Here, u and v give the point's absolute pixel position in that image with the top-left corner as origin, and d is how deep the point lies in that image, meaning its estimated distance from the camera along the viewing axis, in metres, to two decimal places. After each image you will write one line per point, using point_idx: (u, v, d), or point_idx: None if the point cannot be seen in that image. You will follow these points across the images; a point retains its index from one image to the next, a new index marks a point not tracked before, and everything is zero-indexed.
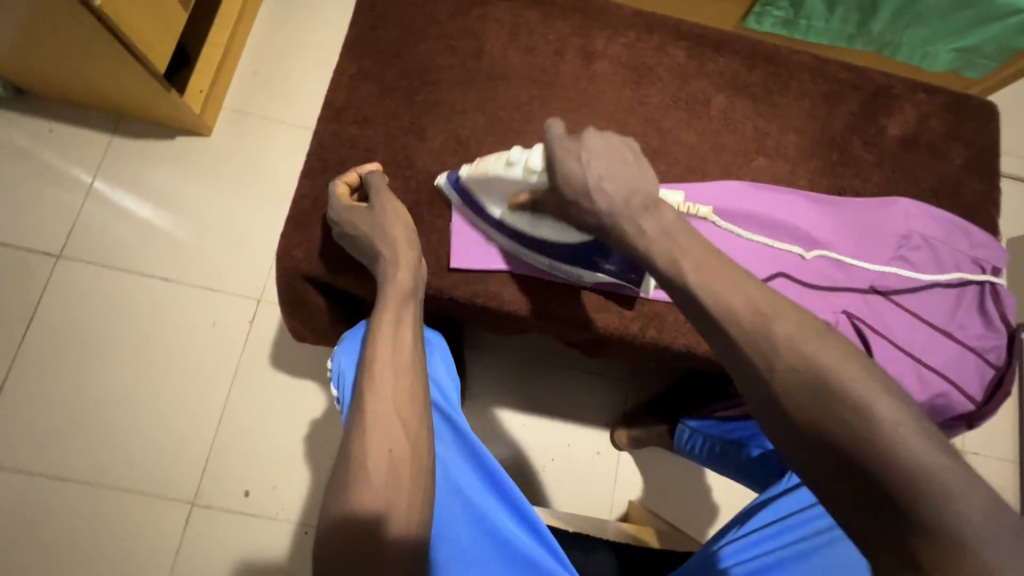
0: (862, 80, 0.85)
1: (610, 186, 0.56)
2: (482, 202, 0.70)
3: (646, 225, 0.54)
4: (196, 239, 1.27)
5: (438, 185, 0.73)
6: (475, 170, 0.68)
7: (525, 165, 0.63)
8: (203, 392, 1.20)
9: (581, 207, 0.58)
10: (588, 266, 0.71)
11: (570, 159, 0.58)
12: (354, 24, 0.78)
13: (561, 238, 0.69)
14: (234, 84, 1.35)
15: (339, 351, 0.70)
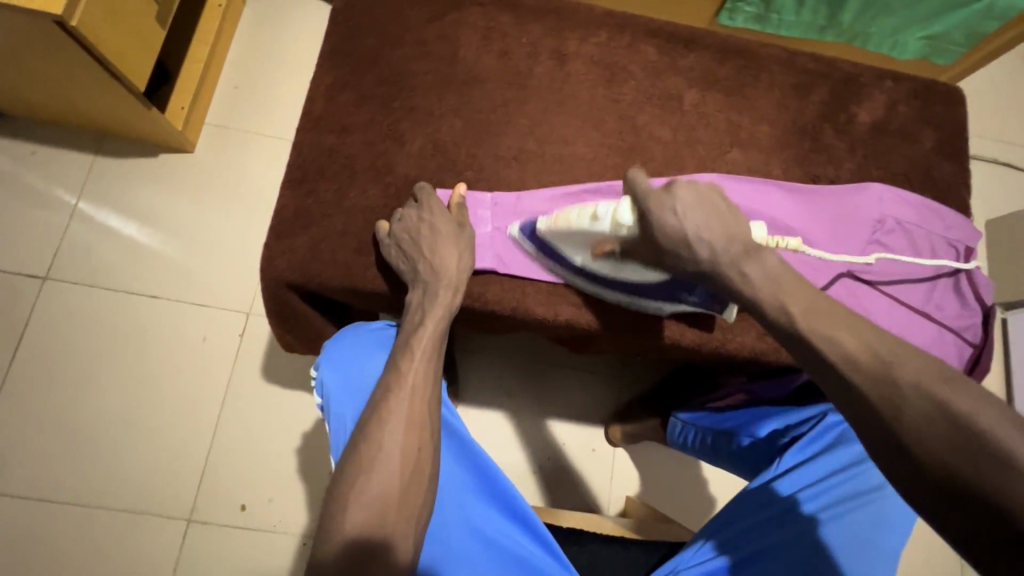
0: (830, 69, 0.86)
1: (711, 236, 0.56)
2: (563, 250, 0.71)
3: (748, 268, 0.54)
4: (184, 255, 1.27)
5: (512, 236, 0.73)
6: (554, 223, 0.68)
7: (614, 217, 0.62)
8: (196, 408, 1.20)
9: (682, 257, 0.58)
10: (671, 298, 0.71)
11: (664, 213, 0.57)
12: (329, 35, 0.79)
13: (648, 277, 0.69)
14: (215, 100, 1.36)
15: (323, 359, 0.71)
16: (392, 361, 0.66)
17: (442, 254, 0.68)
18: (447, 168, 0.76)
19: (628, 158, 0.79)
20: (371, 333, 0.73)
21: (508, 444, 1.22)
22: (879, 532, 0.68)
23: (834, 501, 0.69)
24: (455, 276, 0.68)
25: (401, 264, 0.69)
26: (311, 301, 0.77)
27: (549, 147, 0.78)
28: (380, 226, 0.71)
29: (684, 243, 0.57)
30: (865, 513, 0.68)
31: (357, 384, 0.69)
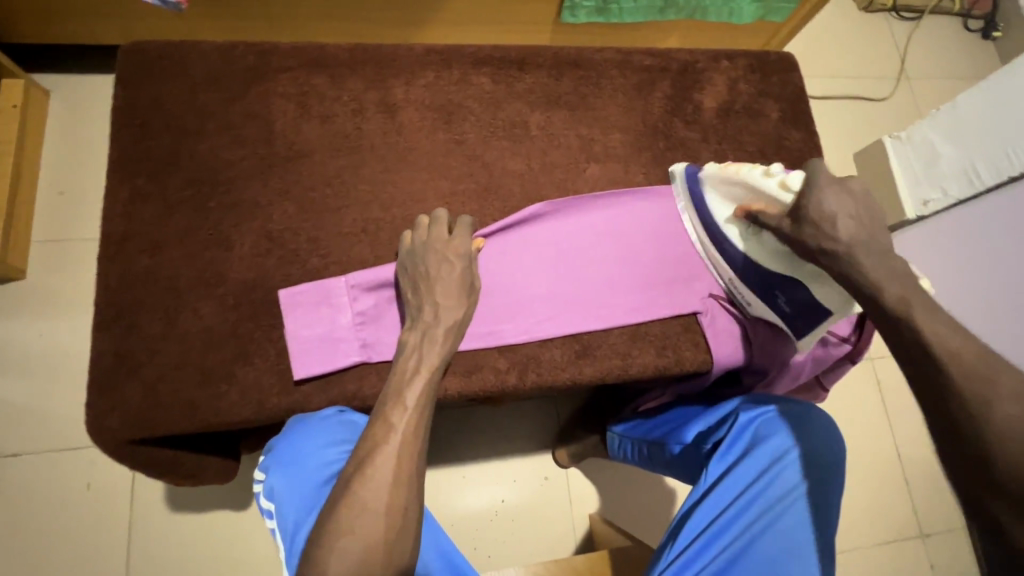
0: (667, 62, 0.85)
1: (856, 226, 0.56)
2: (712, 196, 0.72)
3: (881, 263, 0.55)
4: (41, 396, 1.11)
5: (678, 173, 0.77)
6: (721, 170, 0.69)
7: (784, 181, 0.62)
8: (98, 565, 1.05)
9: (818, 229, 0.57)
10: (766, 297, 0.71)
11: (827, 188, 0.57)
12: (116, 139, 0.69)
13: (765, 261, 0.68)
14: (37, 213, 1.18)
15: (269, 462, 0.59)
16: (381, 409, 0.56)
17: (450, 285, 0.64)
18: (288, 261, 0.68)
19: (486, 201, 0.75)
20: (330, 418, 0.61)
21: (459, 497, 1.16)
22: (815, 525, 0.66)
23: (763, 509, 0.67)
24: (459, 313, 0.63)
25: (407, 293, 0.65)
26: (171, 445, 0.67)
27: (399, 210, 0.72)
28: (403, 238, 0.67)
29: (828, 221, 0.57)
30: (796, 512, 0.67)
31: (319, 486, 0.56)
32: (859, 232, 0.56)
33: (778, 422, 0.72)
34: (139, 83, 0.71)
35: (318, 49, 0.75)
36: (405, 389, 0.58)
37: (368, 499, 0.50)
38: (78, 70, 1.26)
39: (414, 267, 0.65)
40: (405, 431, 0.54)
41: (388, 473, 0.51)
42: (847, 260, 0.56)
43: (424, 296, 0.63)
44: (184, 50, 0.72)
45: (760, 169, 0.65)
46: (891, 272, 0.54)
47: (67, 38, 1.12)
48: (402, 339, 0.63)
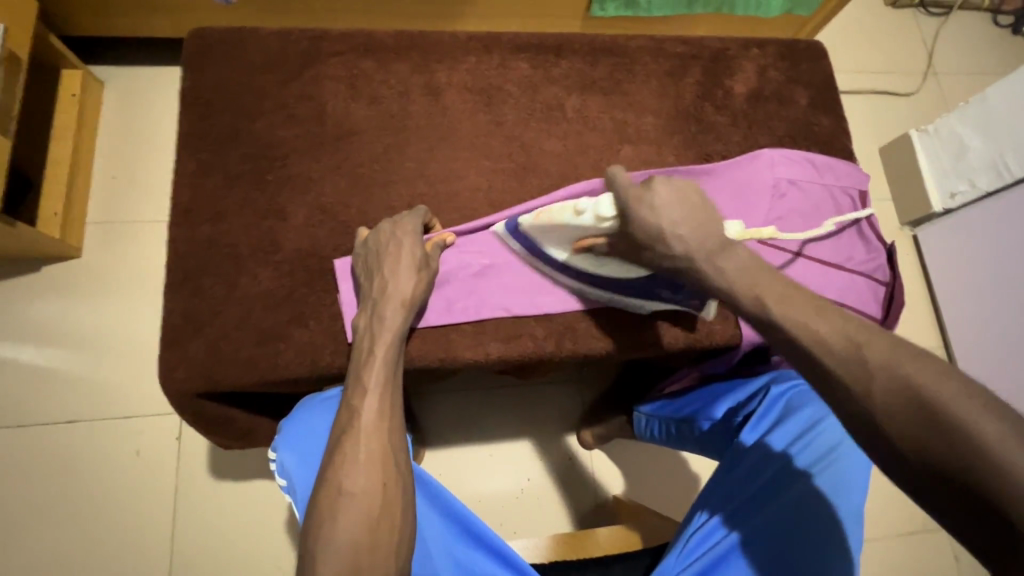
0: (698, 49, 0.88)
1: (686, 232, 0.55)
2: (540, 243, 0.71)
3: (723, 263, 0.55)
4: (95, 368, 1.17)
5: (496, 233, 0.74)
6: (536, 218, 0.68)
7: (596, 213, 0.60)
8: (146, 529, 1.11)
9: (655, 251, 0.57)
10: (647, 295, 0.72)
11: (642, 207, 0.56)
12: (183, 117, 0.74)
13: (629, 275, 0.69)
14: (92, 196, 1.26)
15: (279, 442, 0.64)
16: (348, 396, 0.60)
17: (401, 267, 0.66)
18: (341, 231, 0.72)
19: (525, 179, 0.79)
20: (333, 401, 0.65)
21: (484, 475, 1.19)
22: (832, 506, 0.68)
23: (776, 490, 0.69)
24: (409, 292, 0.65)
25: (360, 278, 0.67)
26: (229, 402, 0.72)
27: (443, 185, 0.76)
28: (359, 234, 0.70)
29: (660, 239, 0.56)
30: (817, 490, 0.68)
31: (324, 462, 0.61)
32: (694, 240, 0.55)
33: (797, 408, 0.74)
34: (202, 66, 0.76)
35: (367, 35, 0.80)
36: (365, 375, 0.60)
37: (358, 470, 0.55)
38: (132, 62, 1.33)
39: (368, 253, 0.67)
40: (370, 414, 0.58)
41: (365, 454, 0.56)
42: (692, 271, 0.56)
43: (380, 282, 0.65)
44: (243, 36, 0.77)
45: (571, 207, 0.63)
46: (738, 269, 0.54)
47: (123, 31, 1.19)
48: (360, 324, 0.65)
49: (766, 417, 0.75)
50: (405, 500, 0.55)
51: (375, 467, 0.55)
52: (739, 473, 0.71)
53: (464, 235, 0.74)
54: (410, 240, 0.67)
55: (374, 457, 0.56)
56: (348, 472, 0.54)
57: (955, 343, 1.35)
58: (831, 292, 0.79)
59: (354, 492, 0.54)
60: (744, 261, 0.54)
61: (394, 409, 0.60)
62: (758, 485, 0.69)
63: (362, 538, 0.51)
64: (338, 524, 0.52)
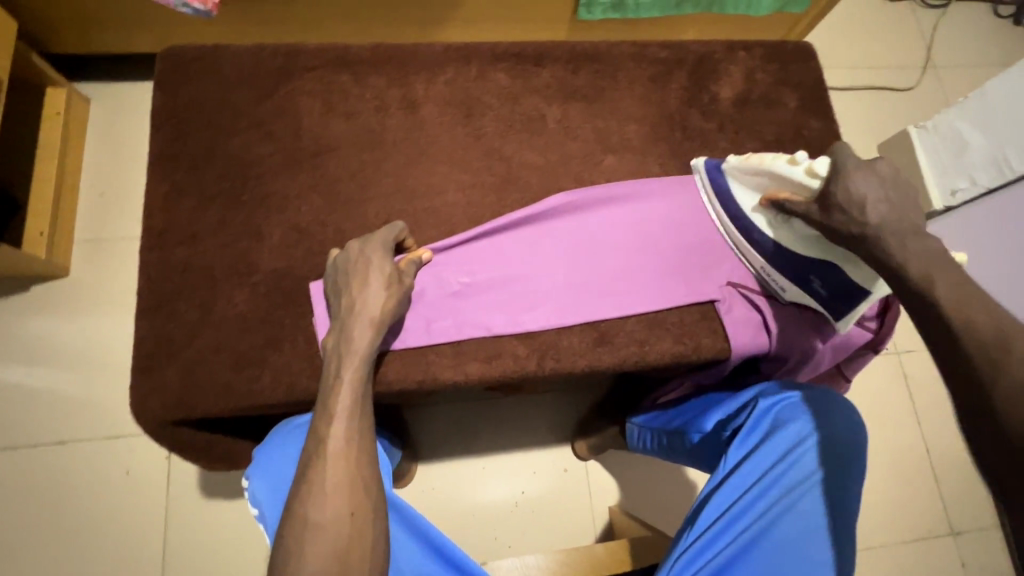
0: (683, 54, 0.86)
1: (885, 209, 0.58)
2: (734, 189, 0.73)
3: (910, 244, 0.56)
4: (84, 387, 1.17)
5: (694, 165, 0.78)
6: (743, 162, 0.70)
7: (810, 168, 0.62)
8: (137, 549, 1.10)
9: (847, 216, 0.59)
10: (799, 280, 0.72)
11: (860, 174, 0.59)
12: (155, 138, 0.73)
13: (797, 249, 0.69)
14: (79, 214, 1.25)
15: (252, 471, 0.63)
16: (315, 424, 0.58)
17: (372, 286, 0.64)
18: (316, 251, 0.71)
19: (505, 191, 0.77)
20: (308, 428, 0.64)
21: (478, 489, 1.18)
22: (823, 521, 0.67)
23: (765, 509, 0.67)
24: (379, 311, 0.63)
25: (330, 300, 0.65)
26: (206, 428, 0.70)
27: (421, 201, 0.75)
28: (330, 254, 0.68)
29: (858, 206, 0.58)
30: (805, 506, 0.67)
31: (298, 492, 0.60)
32: (889, 217, 0.57)
33: (787, 421, 0.71)
34: (175, 85, 0.75)
35: (342, 49, 0.78)
36: (333, 399, 0.58)
37: (325, 500, 0.53)
38: (117, 78, 1.32)
39: (337, 275, 0.66)
40: (337, 441, 0.56)
41: (331, 482, 0.54)
42: (875, 245, 0.57)
43: (348, 301, 0.63)
44: (216, 53, 0.76)
45: (786, 158, 0.64)
46: (923, 254, 0.55)
47: (106, 46, 1.18)
48: (329, 345, 0.63)
49: (756, 431, 0.72)
50: (377, 531, 0.54)
51: (343, 495, 0.53)
52: (728, 494, 0.68)
53: (441, 250, 0.72)
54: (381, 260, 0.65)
55: (342, 487, 0.54)
56: (314, 502, 0.53)
57: None
58: None
59: (321, 521, 0.52)
60: (929, 250, 0.55)
61: (363, 433, 0.58)
62: (748, 506, 0.67)
63: (328, 572, 0.50)
64: (304, 559, 0.50)
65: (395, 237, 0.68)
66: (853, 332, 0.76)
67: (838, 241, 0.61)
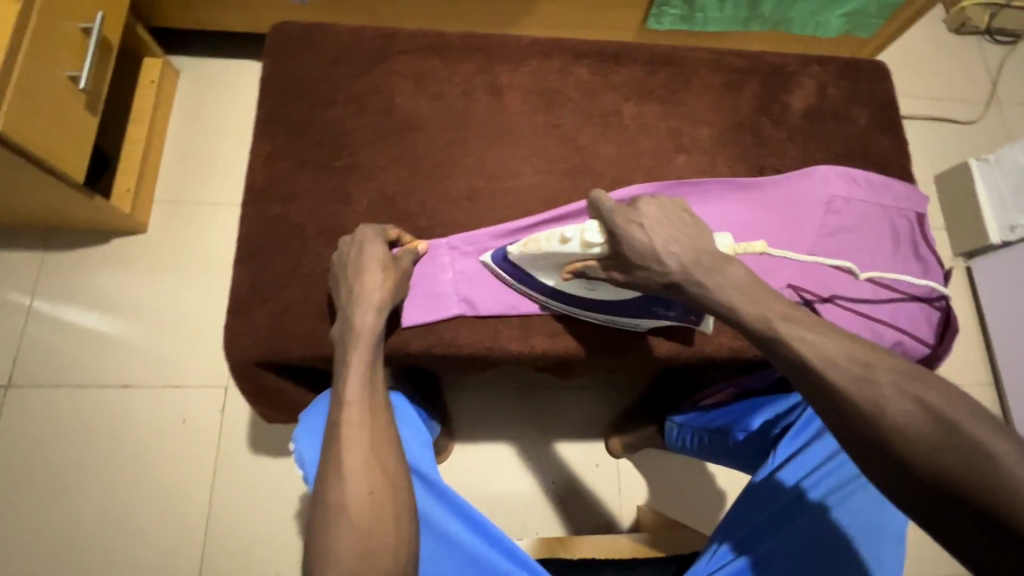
0: (758, 64, 0.89)
1: (679, 249, 0.56)
2: (533, 274, 0.70)
3: (722, 279, 0.54)
4: (151, 337, 1.24)
5: (484, 262, 0.74)
6: (526, 248, 0.67)
7: (583, 239, 0.61)
8: (185, 493, 1.16)
9: (648, 270, 0.57)
10: (647, 314, 0.71)
11: (632, 228, 0.57)
12: (261, 104, 0.79)
13: (616, 295, 0.69)
14: (161, 176, 1.33)
15: (299, 431, 0.70)
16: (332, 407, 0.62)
17: (371, 280, 0.66)
18: (400, 219, 0.75)
19: (578, 180, 0.80)
20: None
21: (509, 474, 1.20)
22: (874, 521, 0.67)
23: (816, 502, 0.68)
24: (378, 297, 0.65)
25: (333, 289, 0.68)
26: (283, 375, 0.75)
27: (499, 182, 0.79)
28: (337, 249, 0.70)
29: (653, 257, 0.56)
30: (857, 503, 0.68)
31: None
32: (687, 258, 0.56)
33: None
34: (282, 57, 0.81)
35: (436, 36, 0.83)
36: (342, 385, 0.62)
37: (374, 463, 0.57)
38: (207, 55, 1.41)
39: (337, 265, 0.69)
40: (353, 426, 0.60)
41: (351, 465, 0.58)
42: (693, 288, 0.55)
43: (352, 289, 0.66)
44: (320, 30, 0.82)
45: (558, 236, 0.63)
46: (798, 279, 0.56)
47: (202, 23, 1.26)
48: (338, 333, 0.66)
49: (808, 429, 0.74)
50: None
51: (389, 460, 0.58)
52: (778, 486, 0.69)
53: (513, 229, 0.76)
54: (374, 251, 0.68)
55: (370, 467, 0.59)
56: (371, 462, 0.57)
57: (1005, 382, 1.30)
58: (882, 313, 0.78)
59: None
60: (740, 280, 0.55)
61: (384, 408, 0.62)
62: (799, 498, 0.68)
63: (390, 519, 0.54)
64: None
65: (381, 233, 0.70)
66: (911, 345, 0.78)
67: (661, 291, 0.59)
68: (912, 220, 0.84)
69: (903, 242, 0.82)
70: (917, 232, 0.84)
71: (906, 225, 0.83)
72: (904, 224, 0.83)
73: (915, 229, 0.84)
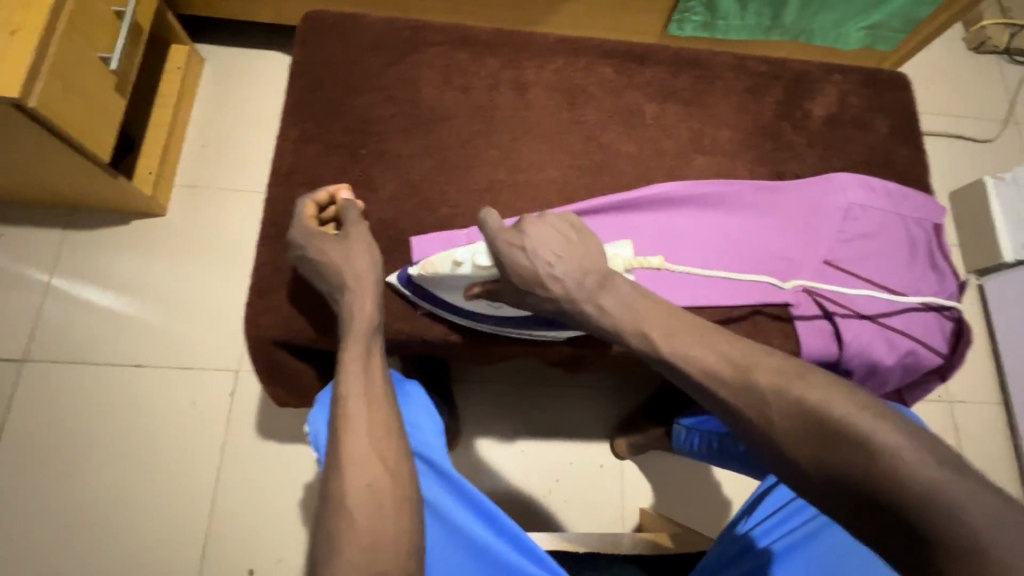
0: (781, 70, 0.90)
1: (563, 270, 0.57)
2: (435, 295, 0.71)
3: (605, 302, 0.56)
4: (165, 319, 1.25)
5: (390, 285, 0.72)
6: (422, 271, 0.68)
7: (475, 262, 0.63)
8: (191, 474, 1.16)
9: (539, 295, 0.59)
10: (553, 327, 0.72)
11: (515, 253, 0.58)
12: (291, 88, 0.80)
13: (519, 311, 0.71)
14: (183, 160, 1.35)
15: (316, 410, 0.71)
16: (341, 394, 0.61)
17: (357, 270, 0.66)
18: (423, 207, 0.76)
19: (599, 176, 0.81)
20: None
21: (512, 472, 1.20)
22: None
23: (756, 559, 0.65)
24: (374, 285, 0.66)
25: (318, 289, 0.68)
26: (300, 356, 0.76)
27: (521, 174, 0.80)
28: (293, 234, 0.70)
29: (536, 283, 0.58)
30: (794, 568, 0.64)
31: None
32: (571, 280, 0.57)
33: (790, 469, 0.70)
34: (314, 44, 0.82)
35: (464, 30, 0.85)
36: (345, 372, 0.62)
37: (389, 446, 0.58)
38: (234, 44, 1.44)
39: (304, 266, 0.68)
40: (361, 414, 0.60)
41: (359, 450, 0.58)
42: (578, 315, 0.58)
43: (339, 286, 0.66)
44: (350, 19, 0.84)
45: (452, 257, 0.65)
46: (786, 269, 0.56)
47: (231, 11, 1.28)
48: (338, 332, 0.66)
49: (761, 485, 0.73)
50: None
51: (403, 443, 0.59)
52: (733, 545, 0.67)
53: None
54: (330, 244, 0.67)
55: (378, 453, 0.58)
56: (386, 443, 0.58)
57: (1015, 401, 1.30)
58: (896, 322, 0.78)
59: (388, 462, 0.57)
60: (626, 298, 0.56)
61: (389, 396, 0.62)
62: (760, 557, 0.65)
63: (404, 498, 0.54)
64: None
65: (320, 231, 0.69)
66: (925, 355, 0.78)
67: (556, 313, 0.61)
68: (928, 229, 0.84)
69: (921, 251, 0.82)
70: (934, 242, 0.84)
71: (923, 234, 0.83)
72: (922, 234, 0.83)
73: (933, 239, 0.84)
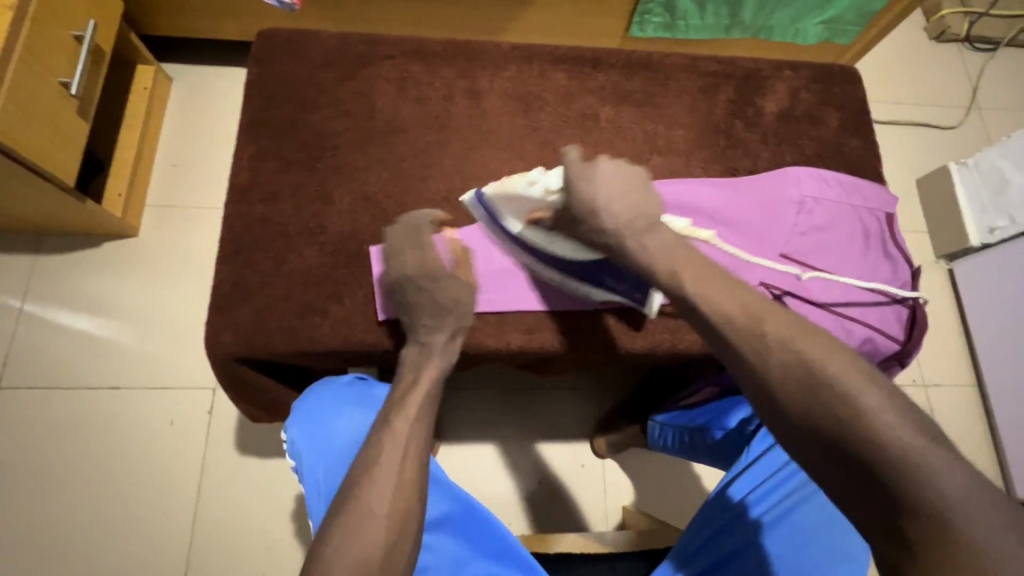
0: (732, 69, 0.91)
1: (622, 207, 0.61)
2: (503, 216, 0.74)
3: (649, 241, 0.60)
4: (140, 339, 1.25)
5: (463, 201, 0.77)
6: (499, 188, 0.71)
7: (544, 188, 0.66)
8: (171, 494, 1.16)
9: (594, 225, 0.62)
10: (595, 282, 0.74)
11: (584, 183, 0.62)
12: (247, 106, 0.81)
13: (575, 255, 0.73)
14: (153, 181, 1.35)
15: (290, 423, 0.71)
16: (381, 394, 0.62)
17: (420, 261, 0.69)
18: (381, 219, 0.77)
19: None
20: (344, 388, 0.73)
21: (494, 475, 1.20)
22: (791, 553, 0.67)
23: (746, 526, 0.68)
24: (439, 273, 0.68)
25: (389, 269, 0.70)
26: (265, 372, 0.77)
27: (478, 182, 0.81)
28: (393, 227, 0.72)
29: (592, 213, 0.62)
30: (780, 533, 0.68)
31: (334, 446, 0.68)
32: (623, 219, 0.61)
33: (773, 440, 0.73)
34: (269, 61, 0.83)
35: (418, 42, 0.86)
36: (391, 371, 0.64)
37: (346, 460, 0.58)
38: (200, 63, 1.44)
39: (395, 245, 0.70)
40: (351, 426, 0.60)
41: None
42: (622, 250, 0.61)
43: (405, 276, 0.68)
44: (305, 36, 0.85)
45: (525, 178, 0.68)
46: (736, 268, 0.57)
47: (194, 31, 1.29)
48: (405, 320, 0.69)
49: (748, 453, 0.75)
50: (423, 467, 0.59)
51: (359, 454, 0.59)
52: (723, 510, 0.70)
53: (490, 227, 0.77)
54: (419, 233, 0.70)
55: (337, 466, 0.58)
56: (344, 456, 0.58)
57: (987, 382, 1.32)
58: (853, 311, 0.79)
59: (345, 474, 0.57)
60: (668, 242, 0.60)
61: None
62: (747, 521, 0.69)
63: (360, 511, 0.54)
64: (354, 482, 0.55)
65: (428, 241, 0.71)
66: (881, 342, 0.79)
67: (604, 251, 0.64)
68: (881, 218, 0.86)
69: (874, 240, 0.84)
70: (886, 232, 0.86)
71: (875, 223, 0.85)
72: (874, 223, 0.85)
73: (885, 228, 0.86)
